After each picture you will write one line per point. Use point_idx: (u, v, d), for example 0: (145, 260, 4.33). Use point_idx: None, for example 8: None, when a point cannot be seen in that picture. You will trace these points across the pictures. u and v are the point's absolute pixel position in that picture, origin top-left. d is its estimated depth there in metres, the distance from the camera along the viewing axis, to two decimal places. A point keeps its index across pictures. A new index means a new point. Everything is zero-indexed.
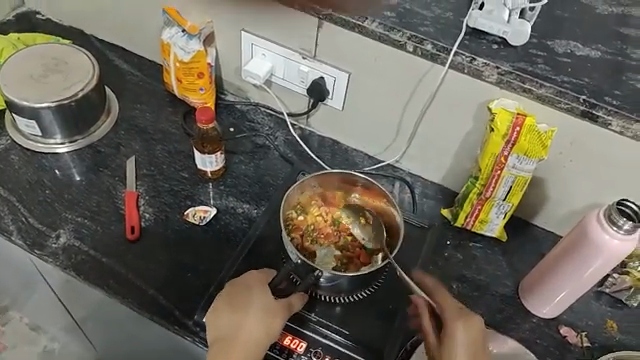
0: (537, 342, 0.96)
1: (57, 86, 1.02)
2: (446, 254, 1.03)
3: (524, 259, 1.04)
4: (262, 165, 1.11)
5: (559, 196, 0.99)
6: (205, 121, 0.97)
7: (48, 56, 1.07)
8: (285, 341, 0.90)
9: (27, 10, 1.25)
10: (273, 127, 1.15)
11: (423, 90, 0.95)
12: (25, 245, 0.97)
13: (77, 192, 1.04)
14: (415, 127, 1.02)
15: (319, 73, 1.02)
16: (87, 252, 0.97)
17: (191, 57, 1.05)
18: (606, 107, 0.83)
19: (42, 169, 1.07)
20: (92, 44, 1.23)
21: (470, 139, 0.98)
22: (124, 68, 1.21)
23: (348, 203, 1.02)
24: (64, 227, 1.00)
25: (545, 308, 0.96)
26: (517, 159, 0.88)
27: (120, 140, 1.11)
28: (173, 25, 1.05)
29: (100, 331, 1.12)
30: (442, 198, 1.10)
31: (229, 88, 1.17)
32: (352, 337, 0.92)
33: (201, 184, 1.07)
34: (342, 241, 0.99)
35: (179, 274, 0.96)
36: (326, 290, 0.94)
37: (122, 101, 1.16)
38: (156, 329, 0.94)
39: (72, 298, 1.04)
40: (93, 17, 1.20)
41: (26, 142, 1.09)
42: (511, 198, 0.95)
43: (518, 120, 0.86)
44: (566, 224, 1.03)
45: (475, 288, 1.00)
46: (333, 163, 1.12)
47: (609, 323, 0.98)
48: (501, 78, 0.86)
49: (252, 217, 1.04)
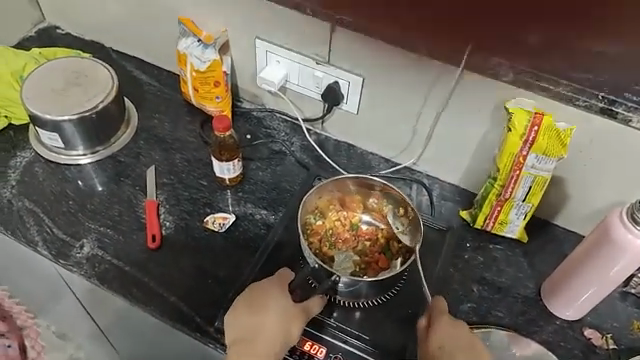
0: (562, 345, 0.94)
1: (78, 99, 1.04)
2: (466, 257, 1.02)
3: (546, 260, 1.02)
4: (279, 171, 1.11)
5: (581, 195, 0.97)
6: (222, 129, 0.97)
7: (70, 70, 1.09)
8: (305, 347, 0.90)
9: (48, 25, 1.29)
10: (289, 133, 1.16)
11: (439, 91, 0.94)
12: (50, 255, 0.99)
13: (99, 202, 1.06)
14: (432, 128, 1.01)
15: (333, 78, 1.02)
16: (110, 261, 0.99)
17: (207, 67, 1.06)
18: (626, 103, 0.81)
19: (65, 181, 1.09)
20: (111, 56, 1.26)
21: (488, 139, 0.97)
22: (143, 78, 1.23)
23: (366, 207, 1.02)
24: (87, 237, 1.02)
25: (569, 310, 0.94)
26: (535, 158, 0.87)
27: (140, 150, 1.13)
28: (188, 35, 1.07)
29: (124, 338, 1.14)
30: (460, 199, 1.09)
31: (245, 95, 1.18)
32: (371, 342, 0.91)
33: (219, 191, 1.08)
34: (360, 246, 0.99)
35: (200, 281, 0.97)
36: (345, 295, 0.93)
37: (142, 111, 1.18)
38: (178, 336, 0.95)
39: (96, 306, 1.06)
40: (111, 30, 1.23)
41: (50, 155, 1.11)
42: (531, 198, 0.94)
43: (536, 118, 0.85)
44: (589, 223, 1.01)
45: (496, 291, 0.99)
46: (350, 167, 1.12)
47: (636, 325, 0.96)
48: (518, 78, 0.84)
49: (270, 223, 1.05)
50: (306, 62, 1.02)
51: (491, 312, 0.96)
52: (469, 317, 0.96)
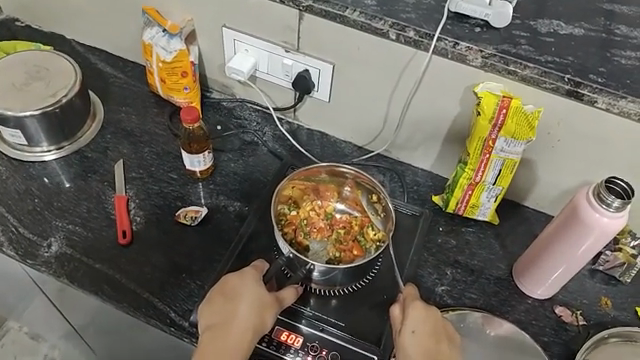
0: (534, 323, 0.95)
1: (40, 94, 1.01)
2: (439, 241, 1.03)
3: (517, 241, 1.04)
4: (251, 161, 1.10)
5: (549, 176, 1.00)
6: (191, 121, 0.95)
7: (30, 64, 1.06)
8: (282, 337, 0.89)
9: (5, 17, 1.25)
10: (261, 122, 1.15)
11: (408, 78, 0.94)
12: (17, 255, 0.96)
13: (66, 199, 1.04)
14: (402, 115, 1.02)
15: (302, 66, 1.01)
16: (80, 259, 0.96)
17: (173, 57, 1.04)
18: (591, 84, 0.82)
19: (30, 178, 1.06)
20: (74, 49, 1.23)
21: (458, 122, 0.98)
22: (108, 71, 1.21)
23: (340, 196, 1.03)
24: (55, 236, 0.99)
25: (540, 289, 0.96)
26: (504, 141, 0.88)
27: (107, 144, 1.11)
28: (153, 25, 1.05)
29: (99, 336, 1.13)
30: (432, 184, 1.10)
31: (214, 85, 1.17)
32: (347, 329, 0.91)
33: (191, 184, 1.07)
34: (335, 234, 0.98)
35: (174, 275, 0.96)
36: (320, 284, 0.93)
37: (108, 104, 1.16)
38: (153, 330, 0.94)
39: (67, 304, 1.04)
40: (71, 20, 1.19)
41: (13, 151, 1.08)
42: (501, 181, 0.95)
43: (504, 102, 0.85)
44: (558, 203, 1.04)
45: (469, 273, 1.00)
46: (323, 155, 1.12)
47: (604, 301, 0.98)
48: (486, 62, 0.85)
49: (244, 214, 1.03)
50: (274, 50, 1.01)
51: (466, 294, 0.98)
52: (443, 300, 0.96)
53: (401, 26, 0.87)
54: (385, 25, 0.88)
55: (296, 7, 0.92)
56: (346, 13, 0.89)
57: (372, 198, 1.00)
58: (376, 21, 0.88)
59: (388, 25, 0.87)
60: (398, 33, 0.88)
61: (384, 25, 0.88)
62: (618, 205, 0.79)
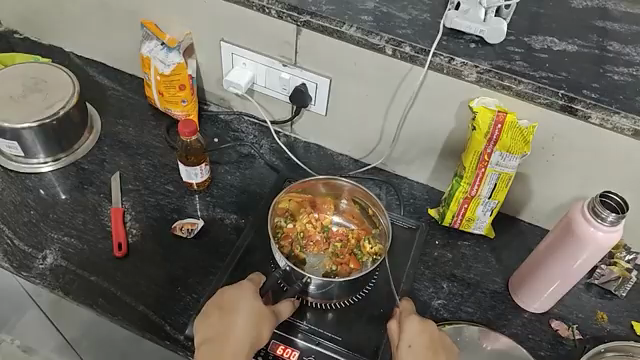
0: (530, 338, 0.95)
1: (38, 106, 1.01)
2: (435, 255, 1.03)
3: (513, 255, 1.05)
4: (248, 174, 1.11)
5: (543, 190, 1.00)
6: (188, 134, 0.96)
7: (28, 76, 1.06)
8: (278, 351, 0.89)
9: (4, 29, 1.25)
10: (258, 135, 1.16)
11: (404, 93, 0.95)
12: (12, 267, 0.95)
13: (62, 211, 1.03)
14: (398, 130, 1.03)
15: (300, 80, 1.02)
16: (75, 271, 0.96)
17: (171, 70, 1.04)
18: (585, 100, 0.83)
19: (26, 190, 1.06)
20: (72, 62, 1.23)
21: (453, 137, 0.99)
22: (105, 83, 1.21)
23: (337, 209, 1.04)
24: (50, 248, 0.98)
25: (535, 303, 0.96)
26: (500, 155, 0.89)
27: (104, 156, 1.11)
28: (151, 39, 1.05)
29: (93, 349, 1.13)
30: (428, 197, 1.11)
31: (212, 98, 1.18)
32: (344, 343, 0.91)
33: (187, 196, 1.07)
34: (332, 247, 0.98)
35: (170, 288, 0.95)
36: (316, 297, 0.94)
37: (105, 116, 1.16)
38: (148, 343, 0.93)
39: (62, 317, 1.04)
40: (69, 32, 1.20)
41: (10, 163, 1.08)
42: (496, 195, 0.96)
43: (499, 117, 0.85)
44: (554, 217, 1.04)
45: (465, 286, 1.00)
46: (319, 168, 1.12)
47: (600, 315, 0.99)
48: (481, 77, 0.86)
49: (240, 227, 1.03)
50: (272, 64, 1.02)
51: (462, 308, 0.98)
52: (440, 314, 0.96)
53: (397, 41, 0.88)
54: (382, 41, 0.89)
55: (294, 23, 0.93)
56: (343, 28, 0.90)
57: (369, 211, 1.00)
58: (372, 36, 0.89)
59: (385, 40, 0.88)
60: (394, 49, 0.89)
61: (381, 41, 0.89)
62: (613, 220, 0.79)
